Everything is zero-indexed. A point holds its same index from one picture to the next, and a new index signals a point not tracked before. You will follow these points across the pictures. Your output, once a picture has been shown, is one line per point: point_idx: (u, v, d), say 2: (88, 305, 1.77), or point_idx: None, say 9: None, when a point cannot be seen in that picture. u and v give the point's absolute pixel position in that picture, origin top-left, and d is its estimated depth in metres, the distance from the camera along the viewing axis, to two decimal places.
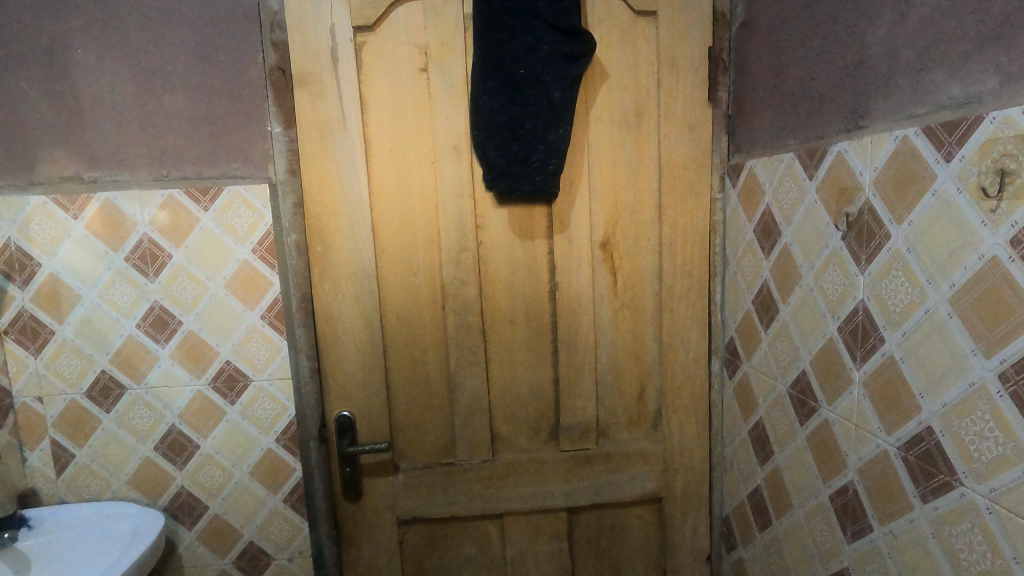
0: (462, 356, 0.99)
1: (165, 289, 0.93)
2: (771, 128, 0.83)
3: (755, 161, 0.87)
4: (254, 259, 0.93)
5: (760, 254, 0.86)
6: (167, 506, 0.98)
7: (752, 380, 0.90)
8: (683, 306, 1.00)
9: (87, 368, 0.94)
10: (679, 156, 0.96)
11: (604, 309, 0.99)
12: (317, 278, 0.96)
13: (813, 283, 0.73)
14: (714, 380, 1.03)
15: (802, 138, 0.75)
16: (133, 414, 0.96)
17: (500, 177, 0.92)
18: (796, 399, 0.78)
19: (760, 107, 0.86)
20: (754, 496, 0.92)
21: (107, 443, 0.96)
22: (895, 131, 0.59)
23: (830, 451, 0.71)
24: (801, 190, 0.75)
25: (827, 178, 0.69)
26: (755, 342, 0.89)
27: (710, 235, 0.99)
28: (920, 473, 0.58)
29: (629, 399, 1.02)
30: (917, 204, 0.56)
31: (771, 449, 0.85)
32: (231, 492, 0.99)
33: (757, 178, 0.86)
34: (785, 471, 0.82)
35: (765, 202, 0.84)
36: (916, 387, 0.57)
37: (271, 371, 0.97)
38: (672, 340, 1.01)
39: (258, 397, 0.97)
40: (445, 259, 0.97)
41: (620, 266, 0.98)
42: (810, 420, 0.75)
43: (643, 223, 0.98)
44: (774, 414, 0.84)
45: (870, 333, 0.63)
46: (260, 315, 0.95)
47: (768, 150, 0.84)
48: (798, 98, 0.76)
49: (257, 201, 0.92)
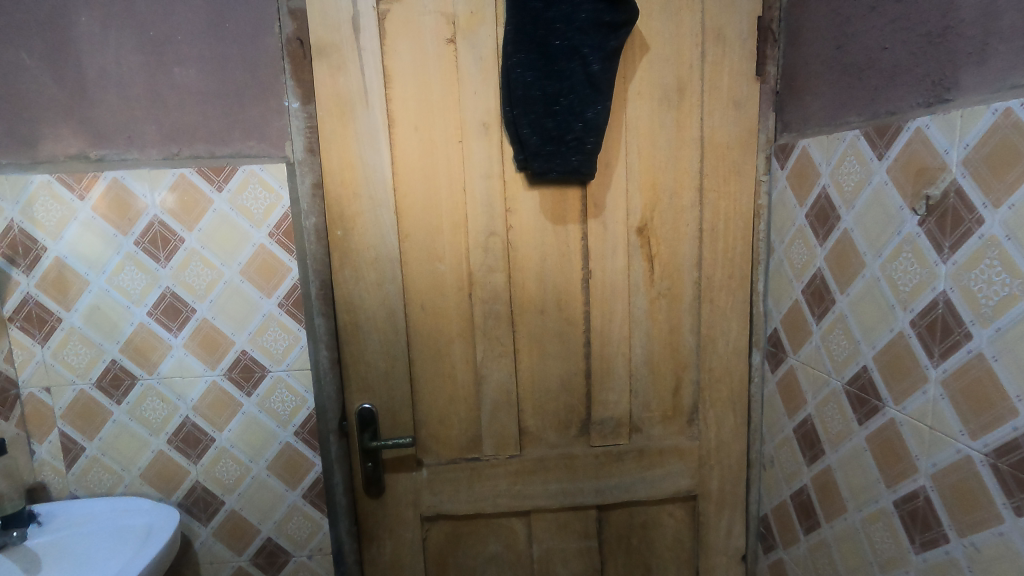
0: (490, 347, 0.94)
1: (177, 274, 0.89)
2: (829, 105, 0.77)
3: (810, 141, 0.81)
4: (271, 243, 0.88)
5: (813, 240, 0.81)
6: (182, 502, 0.94)
7: (800, 375, 0.85)
8: (724, 295, 0.94)
9: (96, 357, 0.89)
10: (723, 135, 0.90)
11: (640, 299, 0.94)
12: (337, 264, 0.91)
13: (880, 272, 0.67)
14: (753, 373, 0.97)
15: (868, 116, 0.69)
16: (145, 405, 0.91)
17: (534, 157, 0.86)
18: (854, 397, 0.73)
19: (817, 81, 0.79)
20: (799, 497, 0.87)
21: (119, 436, 0.92)
22: (993, 104, 0.53)
23: (895, 453, 0.66)
24: (867, 171, 0.69)
25: (902, 157, 0.63)
26: (805, 334, 0.83)
27: (755, 219, 0.93)
28: (1013, 482, 0.53)
29: (663, 393, 0.97)
30: (1020, 185, 0.50)
31: (821, 447, 0.80)
32: (248, 487, 0.94)
33: (812, 158, 0.80)
34: (839, 472, 0.77)
35: (821, 184, 0.78)
36: (1013, 389, 0.52)
37: (289, 361, 0.92)
38: (711, 330, 0.95)
39: (275, 389, 0.92)
40: (473, 244, 0.91)
41: (658, 252, 0.93)
42: (871, 420, 0.70)
43: (683, 207, 0.92)
44: (826, 411, 0.79)
45: (953, 328, 0.58)
46: (278, 303, 0.90)
47: (825, 128, 0.78)
48: (864, 71, 0.69)
49: (273, 181, 0.87)
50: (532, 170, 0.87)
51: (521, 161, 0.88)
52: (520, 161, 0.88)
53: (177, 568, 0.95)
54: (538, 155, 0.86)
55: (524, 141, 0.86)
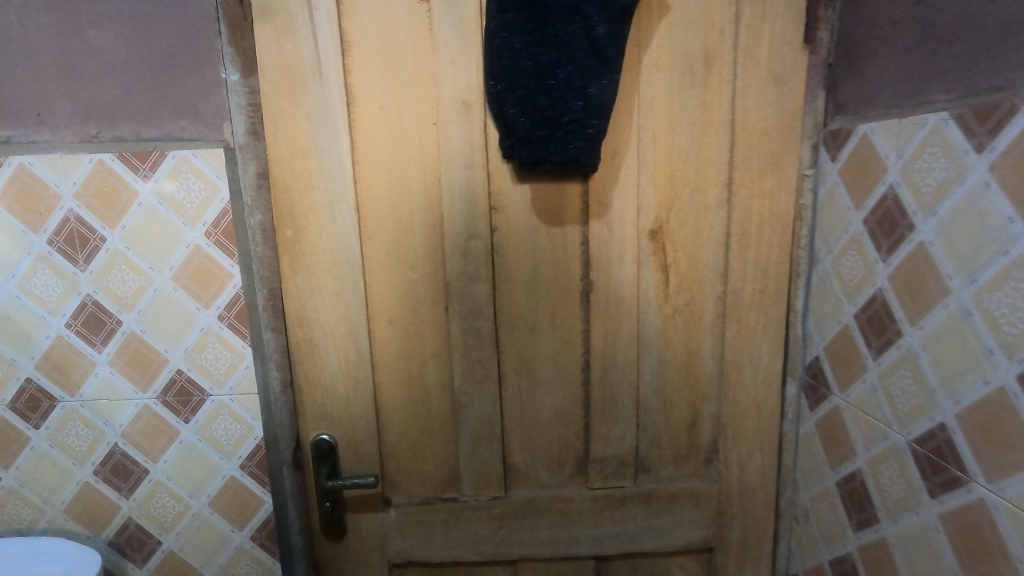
0: (470, 371, 0.79)
1: (99, 280, 0.74)
2: (902, 79, 0.59)
3: (873, 126, 0.64)
4: (209, 245, 0.74)
5: (872, 252, 0.64)
6: (113, 540, 0.81)
7: (847, 418, 0.69)
8: (753, 314, 0.77)
9: (7, 376, 0.75)
10: (760, 118, 0.72)
11: (652, 316, 0.78)
12: (288, 270, 0.76)
13: (971, 305, 0.51)
14: (787, 408, 0.80)
15: (961, 92, 0.52)
16: (67, 431, 0.78)
17: (522, 145, 0.69)
18: (925, 461, 0.57)
19: (885, 49, 0.62)
20: (842, 566, 0.72)
21: (38, 466, 0.78)
22: None
23: (983, 544, 0.52)
24: (958, 168, 0.52)
25: (1014, 151, 0.46)
26: (857, 369, 0.67)
27: (796, 221, 0.75)
28: None
29: (677, 428, 0.82)
30: None
31: (874, 513, 0.65)
32: (188, 527, 0.81)
33: (876, 149, 0.63)
34: (897, 550, 0.62)
35: (888, 181, 0.61)
36: None
37: (233, 384, 0.78)
38: (737, 356, 0.79)
39: (217, 415, 0.79)
40: (450, 249, 0.76)
41: (675, 262, 0.77)
42: (949, 495, 0.55)
43: (707, 206, 0.75)
44: (881, 469, 0.64)
45: None
46: (218, 316, 0.76)
47: (895, 110, 0.61)
48: (959, 31, 0.52)
49: (210, 170, 0.72)
50: (521, 161, 0.70)
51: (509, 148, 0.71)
52: (507, 149, 0.71)
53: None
54: (529, 141, 0.69)
55: (510, 123, 0.69)
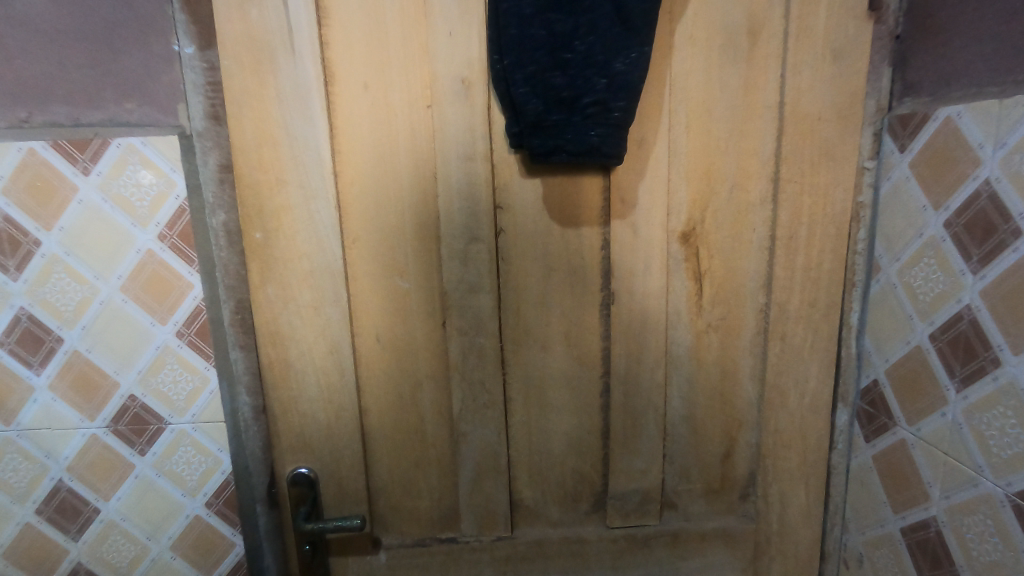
0: (470, 395, 0.68)
1: (32, 291, 0.60)
2: (1004, 50, 0.48)
3: (960, 109, 0.52)
4: (164, 250, 0.61)
5: (955, 261, 0.53)
6: None
7: (915, 454, 0.59)
8: (800, 330, 0.67)
9: None
10: (815, 101, 0.61)
11: (682, 333, 0.67)
12: (258, 280, 0.65)
13: None
14: (836, 438, 0.70)
15: None
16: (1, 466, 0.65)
17: (534, 131, 0.58)
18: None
19: (975, 15, 0.51)
20: None
21: None
22: None
23: None
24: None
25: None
26: (931, 398, 0.57)
27: (853, 222, 0.64)
28: None
29: (709, 460, 0.71)
30: None
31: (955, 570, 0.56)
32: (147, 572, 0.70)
33: (966, 137, 0.52)
34: None
35: (982, 176, 0.50)
36: None
37: (195, 412, 0.67)
38: (780, 378, 0.68)
39: (177, 446, 0.67)
40: (447, 254, 0.65)
41: (709, 269, 0.66)
42: None
43: (748, 205, 0.64)
44: (968, 521, 0.54)
45: None
46: (176, 333, 0.64)
47: (991, 89, 0.50)
48: None
49: (163, 163, 0.59)
50: (532, 151, 0.58)
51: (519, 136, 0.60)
52: (515, 137, 0.60)
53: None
54: (542, 126, 0.57)
55: (519, 105, 0.57)
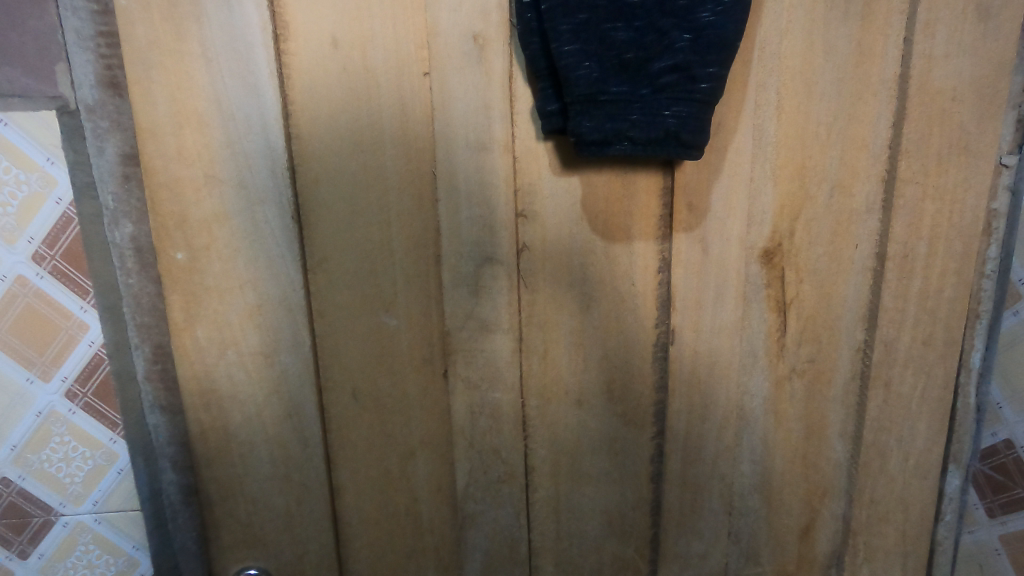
0: (481, 468, 0.51)
1: None
2: None
3: None
4: (42, 277, 0.43)
5: None
6: None
7: None
8: (910, 375, 0.52)
9: None
10: (950, 74, 0.46)
11: (758, 380, 0.52)
12: (182, 321, 0.46)
13: None
14: (944, 508, 0.55)
15: None
16: None
17: (584, 109, 0.39)
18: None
19: None
20: None
21: None
22: None
23: None
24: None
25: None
26: None
27: (982, 235, 0.49)
28: None
29: (784, 537, 0.56)
30: None
31: None
32: None
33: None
34: None
35: None
36: None
37: (98, 498, 0.47)
38: (880, 435, 0.53)
39: (73, 547, 0.48)
40: (452, 282, 0.47)
41: (796, 298, 0.50)
42: None
43: (853, 214, 0.49)
44: None
45: None
46: (66, 392, 0.45)
47: None
48: None
49: (31, 153, 0.41)
50: (579, 139, 0.40)
51: (562, 117, 0.42)
52: (558, 119, 0.42)
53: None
54: (597, 102, 0.39)
55: (562, 71, 0.39)
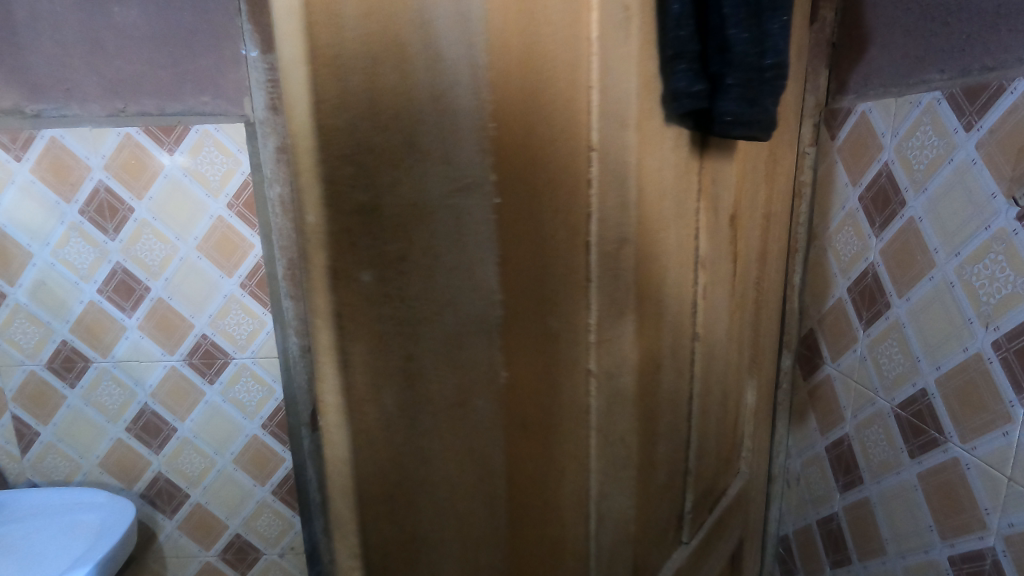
0: (613, 458, 0.50)
1: (127, 249, 0.86)
2: (902, 62, 0.63)
3: (873, 105, 0.68)
4: (231, 215, 0.86)
5: (865, 227, 0.69)
6: (144, 492, 0.98)
7: (838, 385, 0.76)
8: (769, 294, 0.76)
9: (45, 338, 0.90)
10: (790, 91, 0.70)
11: (724, 316, 0.66)
12: (365, 388, 0.34)
13: (953, 274, 0.58)
14: (782, 378, 0.86)
15: (951, 76, 0.57)
16: (100, 391, 0.93)
17: (743, 92, 0.45)
18: (906, 424, 0.65)
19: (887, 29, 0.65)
20: (828, 524, 0.80)
21: (74, 421, 0.94)
22: (953, 82, 0.57)
23: (956, 501, 0.60)
24: (948, 144, 0.57)
25: (1001, 128, 0.52)
26: (848, 339, 0.74)
27: (796, 196, 0.80)
28: (910, 431, 0.65)
29: (728, 431, 0.74)
30: (934, 173, 0.59)
31: (859, 474, 0.73)
32: (214, 480, 0.98)
33: (874, 126, 0.67)
34: (880, 511, 0.70)
35: (883, 159, 0.66)
36: (917, 351, 0.63)
37: (254, 348, 0.92)
38: (762, 339, 0.77)
39: (240, 378, 0.93)
40: (603, 268, 0.44)
41: (740, 247, 0.66)
42: (928, 456, 0.63)
43: (759, 184, 0.68)
44: (867, 435, 0.71)
45: (878, 298, 0.68)
46: (240, 283, 0.89)
47: (891, 89, 0.65)
48: (949, 15, 0.58)
49: (231, 145, 0.84)
50: (733, 120, 0.46)
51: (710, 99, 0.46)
52: (705, 95, 0.45)
53: (142, 560, 1.01)
54: (750, 86, 0.45)
55: (735, 55, 0.44)
